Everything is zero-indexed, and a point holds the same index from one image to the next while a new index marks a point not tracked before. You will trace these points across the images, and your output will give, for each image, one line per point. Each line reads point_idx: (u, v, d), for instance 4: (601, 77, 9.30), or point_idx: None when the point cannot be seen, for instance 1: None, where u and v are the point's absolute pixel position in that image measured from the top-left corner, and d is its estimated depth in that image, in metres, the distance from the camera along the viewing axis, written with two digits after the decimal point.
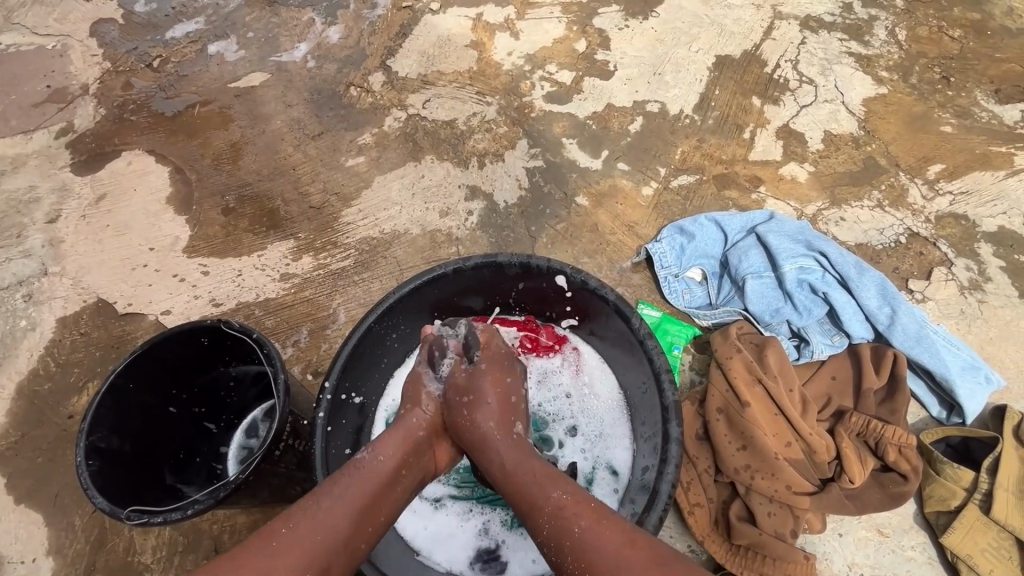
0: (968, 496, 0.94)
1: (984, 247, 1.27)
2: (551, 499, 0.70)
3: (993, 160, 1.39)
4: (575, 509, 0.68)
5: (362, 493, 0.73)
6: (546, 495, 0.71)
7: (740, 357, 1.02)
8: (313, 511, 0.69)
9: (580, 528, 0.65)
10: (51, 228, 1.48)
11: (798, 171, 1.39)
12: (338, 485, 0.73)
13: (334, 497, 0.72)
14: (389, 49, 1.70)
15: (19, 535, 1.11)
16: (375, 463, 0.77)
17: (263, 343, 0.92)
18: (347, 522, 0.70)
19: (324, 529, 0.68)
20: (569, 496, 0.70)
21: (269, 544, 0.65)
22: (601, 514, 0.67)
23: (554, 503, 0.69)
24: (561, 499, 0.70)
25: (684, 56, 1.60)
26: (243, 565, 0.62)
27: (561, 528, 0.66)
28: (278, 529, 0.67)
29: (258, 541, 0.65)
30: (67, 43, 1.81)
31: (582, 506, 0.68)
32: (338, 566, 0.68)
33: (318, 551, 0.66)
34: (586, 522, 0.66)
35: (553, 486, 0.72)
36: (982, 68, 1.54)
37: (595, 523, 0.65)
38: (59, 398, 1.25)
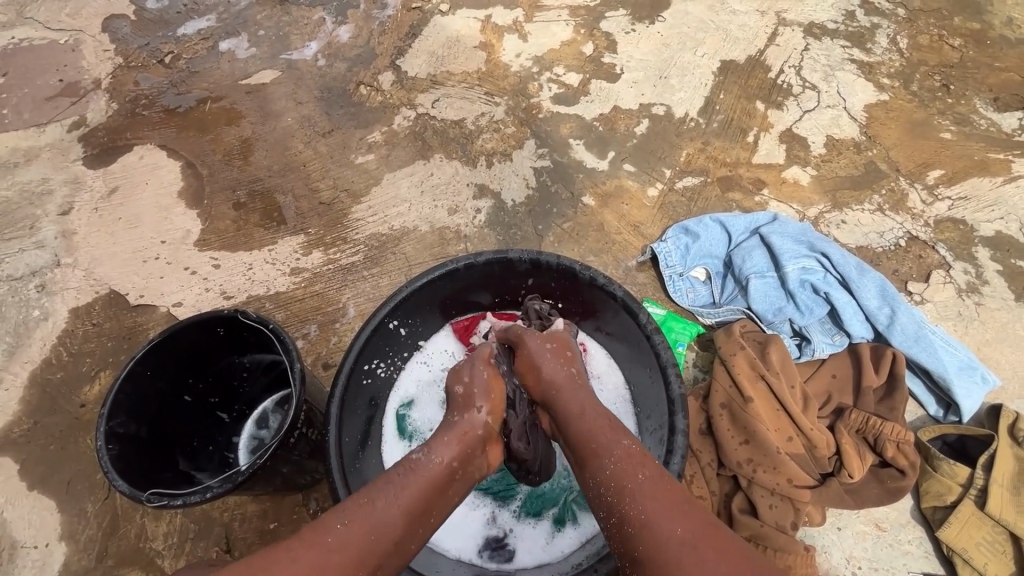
0: (963, 492, 0.96)
1: (982, 251, 1.30)
2: (620, 445, 0.75)
3: (991, 167, 1.42)
4: (640, 461, 0.73)
5: (418, 494, 0.75)
6: (617, 442, 0.76)
7: (743, 354, 1.04)
8: (371, 510, 0.71)
9: (644, 476, 0.70)
10: (63, 220, 1.50)
11: (800, 175, 1.42)
12: (396, 480, 0.75)
13: (391, 497, 0.73)
14: (398, 49, 1.72)
15: (31, 521, 1.13)
16: (430, 463, 0.79)
17: (278, 332, 0.94)
18: (403, 522, 0.72)
19: (381, 531, 0.70)
20: (637, 448, 0.75)
21: (327, 536, 0.67)
22: (661, 470, 0.72)
23: (623, 448, 0.75)
24: (630, 447, 0.75)
25: (690, 60, 1.63)
26: (304, 556, 0.65)
27: (623, 473, 0.72)
28: (338, 520, 0.69)
29: (317, 532, 0.68)
30: (79, 38, 1.83)
31: (646, 461, 0.73)
32: (389, 565, 0.70)
33: (373, 551, 0.68)
34: (647, 474, 0.71)
35: (623, 437, 0.77)
36: (981, 77, 1.57)
37: (654, 479, 0.70)
38: (71, 386, 1.26)
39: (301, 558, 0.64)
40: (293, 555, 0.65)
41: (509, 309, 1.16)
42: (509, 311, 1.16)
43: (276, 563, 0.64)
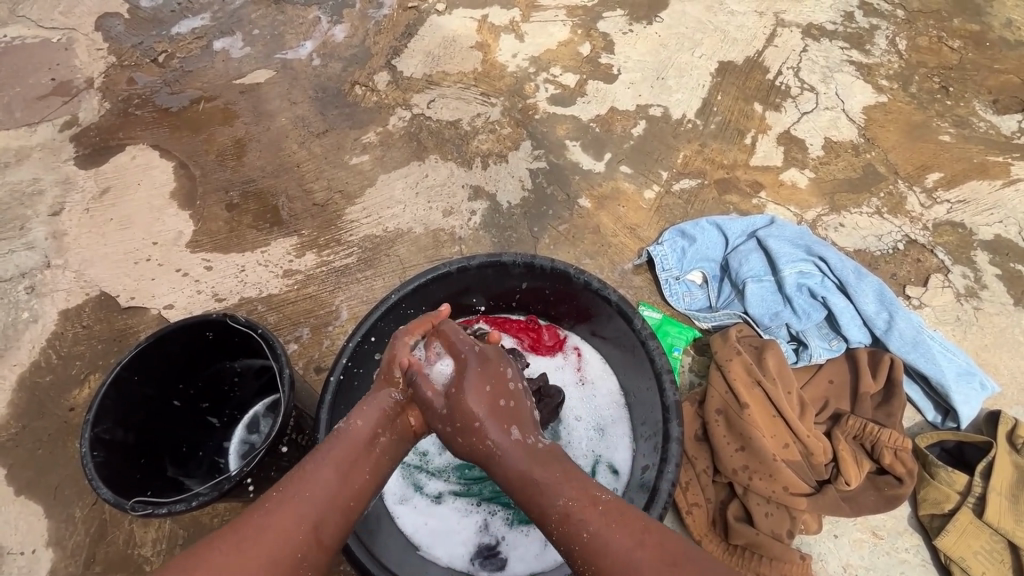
0: (961, 499, 0.95)
1: (981, 255, 1.29)
2: (558, 505, 0.69)
3: (990, 170, 1.41)
4: (583, 514, 0.68)
5: (343, 454, 0.74)
6: (552, 502, 0.70)
7: (740, 360, 1.03)
8: (302, 474, 0.72)
9: (590, 533, 0.66)
10: (54, 221, 1.48)
11: (798, 177, 1.41)
12: (322, 449, 0.75)
13: (319, 459, 0.73)
14: (394, 49, 1.71)
15: (18, 526, 1.11)
16: (355, 428, 0.76)
17: (268, 337, 0.93)
18: (336, 478, 0.72)
19: (313, 488, 0.70)
20: (576, 501, 0.69)
21: (262, 505, 0.69)
22: (610, 514, 0.68)
23: (560, 511, 0.69)
24: (567, 506, 0.69)
25: (687, 61, 1.61)
26: (239, 527, 0.67)
27: (568, 535, 0.67)
28: (269, 494, 0.70)
29: (254, 505, 0.69)
30: (72, 37, 1.81)
31: (591, 510, 0.68)
32: (331, 522, 0.70)
33: (305, 510, 0.69)
34: (596, 526, 0.67)
35: (560, 492, 0.70)
36: (981, 79, 1.56)
37: (605, 526, 0.67)
38: (61, 390, 1.25)
39: (234, 530, 0.66)
40: (223, 541, 0.66)
41: (503, 313, 1.14)
42: (502, 314, 1.14)
43: (217, 536, 0.66)
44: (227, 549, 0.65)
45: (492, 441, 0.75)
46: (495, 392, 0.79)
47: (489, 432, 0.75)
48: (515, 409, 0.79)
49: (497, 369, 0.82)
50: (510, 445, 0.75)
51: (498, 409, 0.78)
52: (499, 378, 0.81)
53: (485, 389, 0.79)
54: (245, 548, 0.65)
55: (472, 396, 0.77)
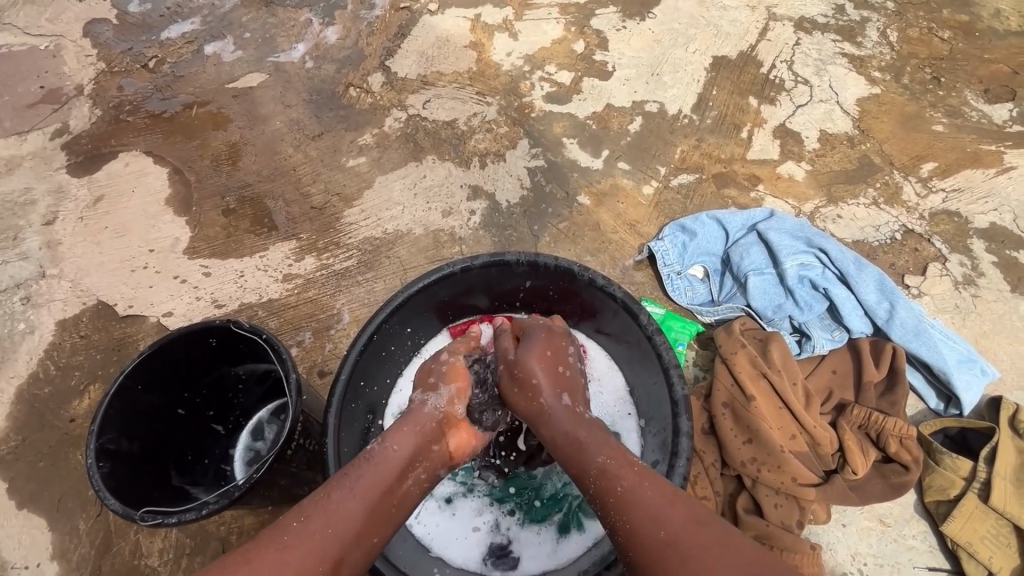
0: (967, 485, 0.96)
1: (977, 243, 1.30)
2: (596, 462, 0.73)
3: (983, 159, 1.42)
4: (619, 471, 0.71)
5: (375, 485, 0.74)
6: (591, 461, 0.74)
7: (744, 352, 1.03)
8: (327, 504, 0.70)
9: (623, 488, 0.69)
10: (48, 230, 1.46)
11: (794, 170, 1.42)
12: (348, 478, 0.74)
13: (344, 490, 0.72)
14: (387, 50, 1.70)
15: (21, 540, 1.10)
16: (388, 455, 0.78)
17: (273, 342, 0.92)
18: (362, 511, 0.72)
19: (336, 522, 0.69)
20: (613, 460, 0.73)
21: (281, 535, 0.67)
22: (642, 476, 0.70)
23: (598, 467, 0.73)
24: (604, 464, 0.73)
25: (681, 57, 1.62)
26: (255, 558, 0.63)
27: (605, 490, 0.70)
28: (289, 523, 0.68)
29: (272, 535, 0.67)
30: (60, 43, 1.79)
31: (626, 467, 0.71)
32: (351, 558, 0.69)
33: (329, 543, 0.67)
34: (629, 482, 0.69)
35: (600, 452, 0.75)
36: (971, 69, 1.58)
37: (637, 481, 0.69)
38: (60, 401, 1.23)
39: (250, 559, 0.63)
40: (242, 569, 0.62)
41: (507, 312, 1.14)
42: (506, 313, 1.14)
43: (230, 565, 0.63)
44: None
45: (549, 403, 0.84)
46: (556, 359, 0.91)
47: (543, 392, 0.86)
48: (571, 380, 0.90)
49: (560, 346, 0.94)
50: (563, 411, 0.83)
51: (558, 376, 0.89)
52: (560, 350, 0.93)
53: (547, 356, 0.91)
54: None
55: (536, 361, 0.89)
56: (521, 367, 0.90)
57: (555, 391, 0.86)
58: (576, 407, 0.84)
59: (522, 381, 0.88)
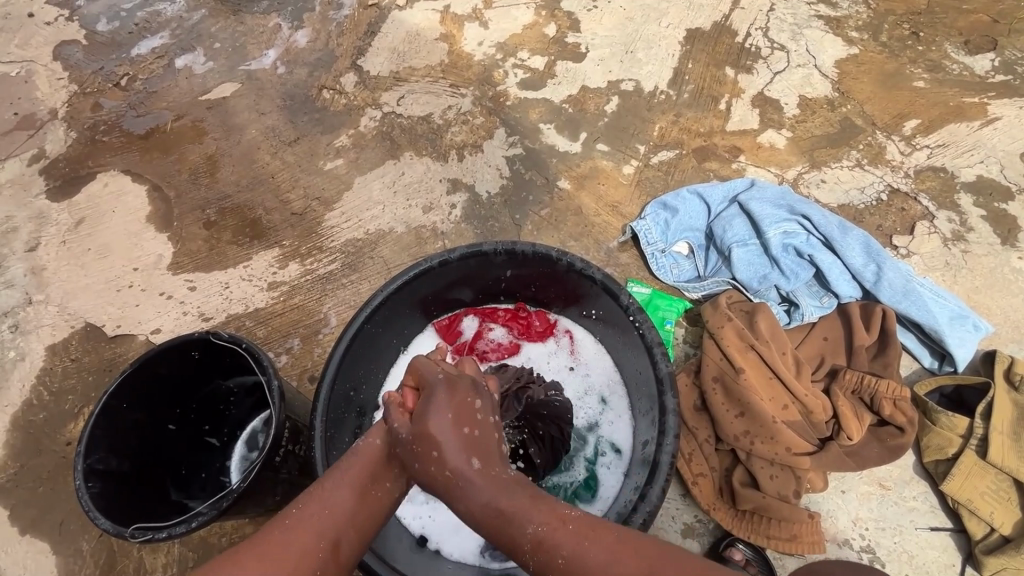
0: (964, 442, 0.95)
1: (964, 198, 1.28)
2: (529, 533, 0.64)
3: (967, 112, 1.40)
4: (556, 538, 0.63)
5: (359, 474, 0.72)
6: (523, 530, 0.64)
7: (731, 326, 1.02)
8: (319, 492, 0.70)
9: (565, 557, 0.62)
10: (31, 256, 1.46)
11: (776, 138, 1.39)
12: (338, 469, 0.73)
13: (335, 478, 0.71)
14: (358, 49, 1.68)
15: (26, 565, 1.10)
16: (368, 446, 0.75)
17: (253, 351, 0.91)
18: (351, 497, 0.70)
19: (332, 506, 0.69)
20: (545, 528, 0.64)
21: (281, 524, 0.67)
22: (582, 532, 0.63)
23: (531, 541, 0.64)
24: (537, 534, 0.64)
25: (655, 32, 1.59)
26: (263, 540, 0.66)
27: (545, 562, 0.63)
28: (290, 510, 0.69)
29: (270, 528, 0.67)
30: (31, 68, 1.78)
31: (562, 530, 0.63)
32: (349, 540, 0.68)
33: (323, 529, 0.67)
34: (570, 549, 0.62)
35: (531, 517, 0.65)
36: (951, 21, 1.54)
37: (579, 545, 0.62)
38: (55, 426, 1.24)
39: (253, 547, 0.64)
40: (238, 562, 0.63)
41: (491, 303, 1.13)
42: (490, 304, 1.14)
43: (232, 556, 0.63)
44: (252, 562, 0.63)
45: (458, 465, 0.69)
46: (460, 419, 0.72)
47: (448, 459, 0.69)
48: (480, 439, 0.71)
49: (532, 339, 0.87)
50: (473, 475, 0.68)
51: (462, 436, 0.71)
52: (465, 408, 0.73)
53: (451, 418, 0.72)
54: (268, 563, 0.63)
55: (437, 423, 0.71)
56: (420, 440, 0.71)
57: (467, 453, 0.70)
58: (488, 467, 0.69)
59: (421, 451, 0.71)
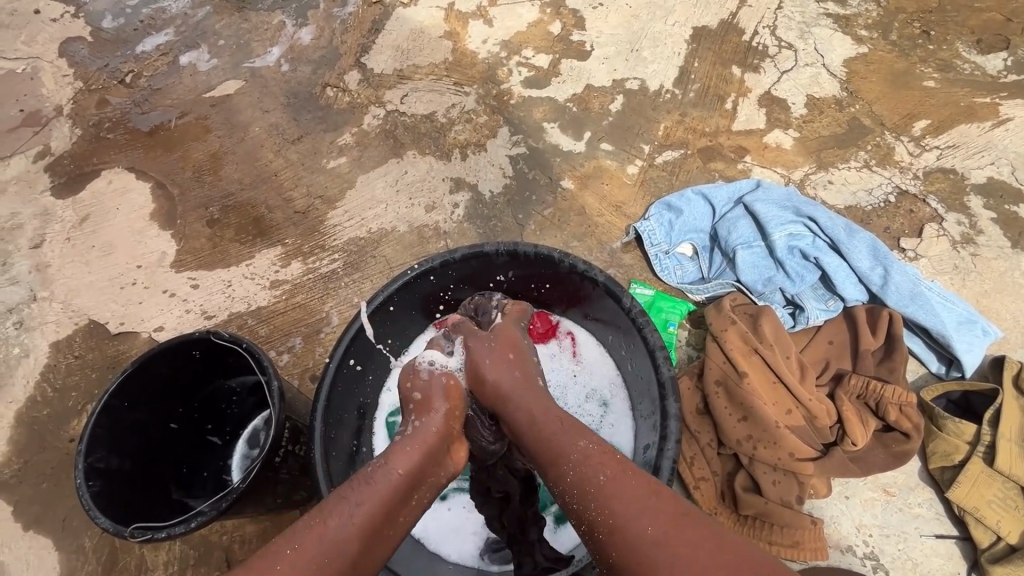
0: (971, 449, 0.94)
1: (974, 200, 1.26)
2: (576, 450, 0.68)
3: (978, 112, 1.38)
4: (602, 460, 0.66)
5: (375, 509, 0.67)
6: (573, 445, 0.69)
7: (735, 329, 1.01)
8: (322, 530, 0.63)
9: (606, 477, 0.64)
10: (36, 253, 1.47)
11: (782, 138, 1.38)
12: (348, 501, 0.67)
13: (343, 517, 0.65)
14: (362, 47, 1.67)
15: (30, 561, 1.11)
16: (389, 477, 0.69)
17: (253, 351, 0.91)
18: (359, 541, 0.64)
19: (334, 555, 0.62)
20: (596, 446, 0.68)
21: (273, 566, 0.60)
22: (628, 465, 0.66)
23: (580, 453, 0.68)
24: (588, 449, 0.68)
25: (661, 30, 1.57)
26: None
27: (584, 477, 0.65)
28: (283, 549, 0.61)
29: (262, 563, 0.60)
30: (37, 65, 1.78)
31: (607, 457, 0.67)
32: None
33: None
34: (612, 472, 0.65)
35: (580, 436, 0.70)
36: (962, 19, 1.52)
37: (619, 474, 0.65)
38: (58, 422, 1.24)
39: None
40: None
41: None
42: None
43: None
44: None
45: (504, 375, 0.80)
46: (512, 354, 0.83)
47: (500, 377, 0.79)
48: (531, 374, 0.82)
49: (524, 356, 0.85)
50: (522, 394, 0.77)
51: (525, 382, 0.79)
52: (519, 350, 0.85)
53: (507, 356, 0.82)
54: None
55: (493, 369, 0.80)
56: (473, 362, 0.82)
57: (517, 373, 0.80)
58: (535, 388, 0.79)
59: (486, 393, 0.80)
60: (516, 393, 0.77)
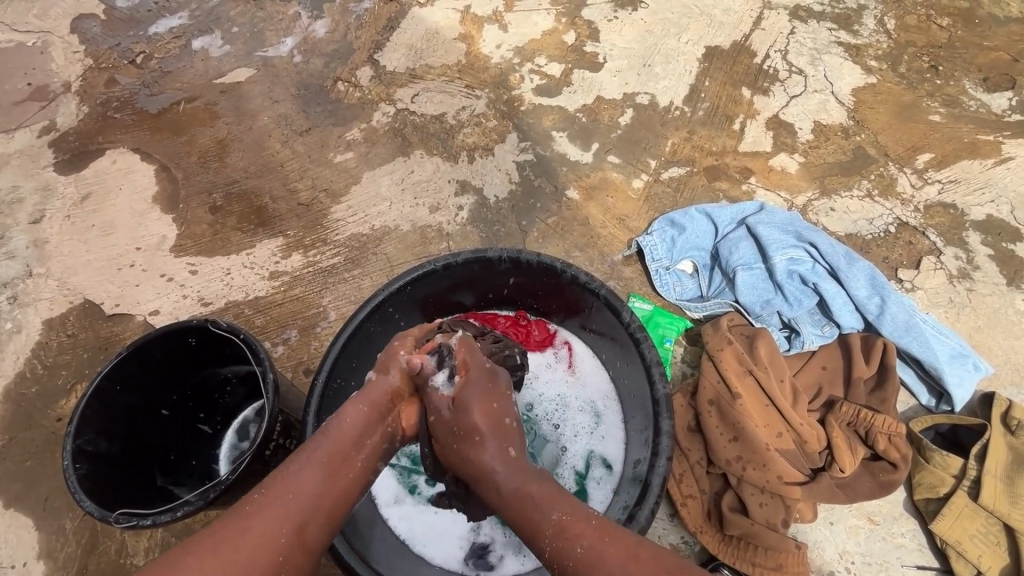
0: (956, 483, 0.95)
1: (973, 236, 1.28)
2: (551, 519, 0.68)
3: (981, 149, 1.40)
4: (578, 528, 0.66)
5: (330, 451, 0.72)
6: (546, 516, 0.68)
7: (731, 349, 1.02)
8: (286, 478, 0.68)
9: (583, 548, 0.64)
10: (35, 229, 1.46)
11: (788, 162, 1.39)
12: (304, 452, 0.71)
13: (302, 461, 0.70)
14: (376, 43, 1.68)
15: (8, 539, 1.10)
16: (343, 427, 0.74)
17: (250, 341, 0.91)
18: (321, 483, 0.69)
19: (296, 492, 0.67)
20: (570, 517, 0.67)
21: (242, 509, 0.66)
22: (603, 531, 0.65)
23: (555, 525, 0.67)
24: (561, 519, 0.67)
25: (674, 48, 1.59)
26: (219, 529, 0.63)
27: (562, 549, 0.65)
28: (252, 496, 0.67)
29: (232, 512, 0.65)
30: (47, 39, 1.77)
31: (584, 525, 0.66)
32: (315, 527, 0.67)
33: (287, 515, 0.65)
34: (589, 541, 0.64)
35: (553, 507, 0.69)
36: (970, 56, 1.54)
37: (596, 542, 0.64)
38: (46, 401, 1.23)
39: (214, 533, 0.63)
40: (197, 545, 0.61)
41: (492, 309, 1.13)
42: (491, 310, 1.13)
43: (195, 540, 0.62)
44: (202, 552, 0.61)
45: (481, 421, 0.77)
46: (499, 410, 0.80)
47: (486, 448, 0.75)
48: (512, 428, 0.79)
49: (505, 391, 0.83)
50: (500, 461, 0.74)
51: (499, 425, 0.78)
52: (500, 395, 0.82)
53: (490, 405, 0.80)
54: (222, 548, 0.61)
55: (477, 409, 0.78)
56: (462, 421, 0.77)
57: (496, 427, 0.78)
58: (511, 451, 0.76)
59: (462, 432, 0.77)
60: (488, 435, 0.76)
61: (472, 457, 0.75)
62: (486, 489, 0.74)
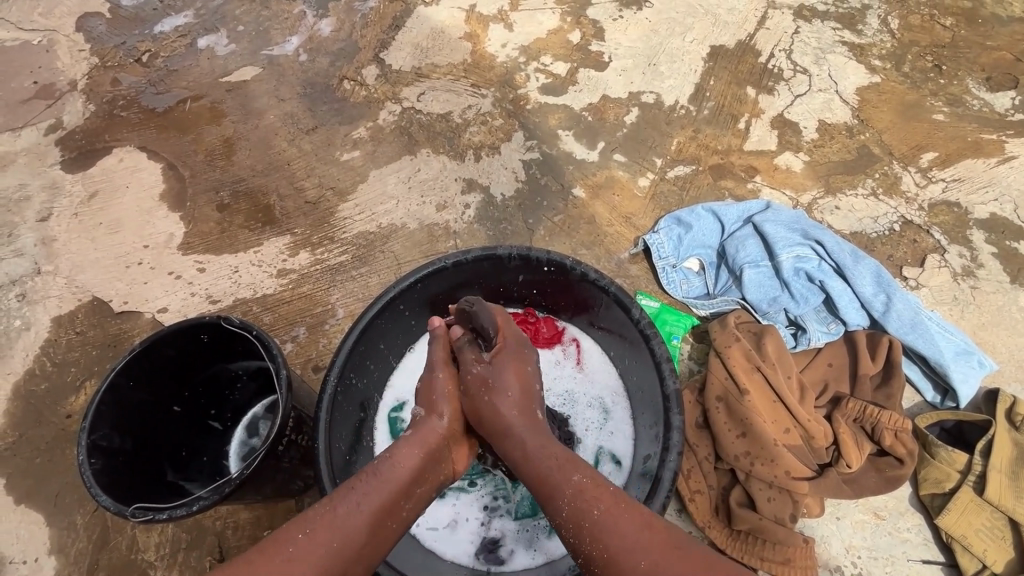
0: (962, 478, 0.96)
1: (977, 234, 1.29)
2: (572, 483, 0.71)
3: (985, 148, 1.40)
4: (594, 494, 0.69)
5: (379, 497, 0.72)
6: (568, 479, 0.71)
7: (739, 346, 1.03)
8: (337, 501, 0.71)
9: (600, 511, 0.67)
10: (43, 227, 1.46)
11: (792, 161, 1.40)
12: (361, 484, 0.73)
13: (353, 503, 0.71)
14: (382, 42, 1.68)
15: (19, 535, 1.11)
16: (397, 465, 0.76)
17: (262, 338, 0.91)
18: (374, 510, 0.71)
19: (353, 514, 0.70)
20: (589, 480, 0.71)
21: (297, 533, 0.66)
22: (620, 500, 0.69)
23: (575, 487, 0.70)
24: (582, 483, 0.70)
25: (679, 47, 1.59)
26: (278, 552, 0.64)
27: (580, 511, 0.68)
28: (304, 523, 0.68)
29: (285, 534, 0.66)
30: (53, 38, 1.77)
31: (601, 490, 0.69)
32: (370, 550, 0.70)
33: (344, 538, 0.68)
34: (607, 506, 0.68)
35: (573, 470, 0.72)
36: (973, 56, 1.55)
37: (614, 507, 0.68)
38: (56, 398, 1.24)
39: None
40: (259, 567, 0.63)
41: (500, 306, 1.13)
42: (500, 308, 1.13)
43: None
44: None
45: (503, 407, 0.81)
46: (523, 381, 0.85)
47: (503, 408, 0.81)
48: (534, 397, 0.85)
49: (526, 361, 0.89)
50: (520, 425, 0.79)
51: (524, 395, 0.84)
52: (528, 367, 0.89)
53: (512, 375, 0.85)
54: (286, 571, 0.63)
55: (510, 372, 0.85)
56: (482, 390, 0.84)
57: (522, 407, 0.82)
58: (536, 419, 0.80)
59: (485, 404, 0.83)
60: (517, 425, 0.79)
61: (492, 410, 0.81)
62: (508, 446, 0.79)
